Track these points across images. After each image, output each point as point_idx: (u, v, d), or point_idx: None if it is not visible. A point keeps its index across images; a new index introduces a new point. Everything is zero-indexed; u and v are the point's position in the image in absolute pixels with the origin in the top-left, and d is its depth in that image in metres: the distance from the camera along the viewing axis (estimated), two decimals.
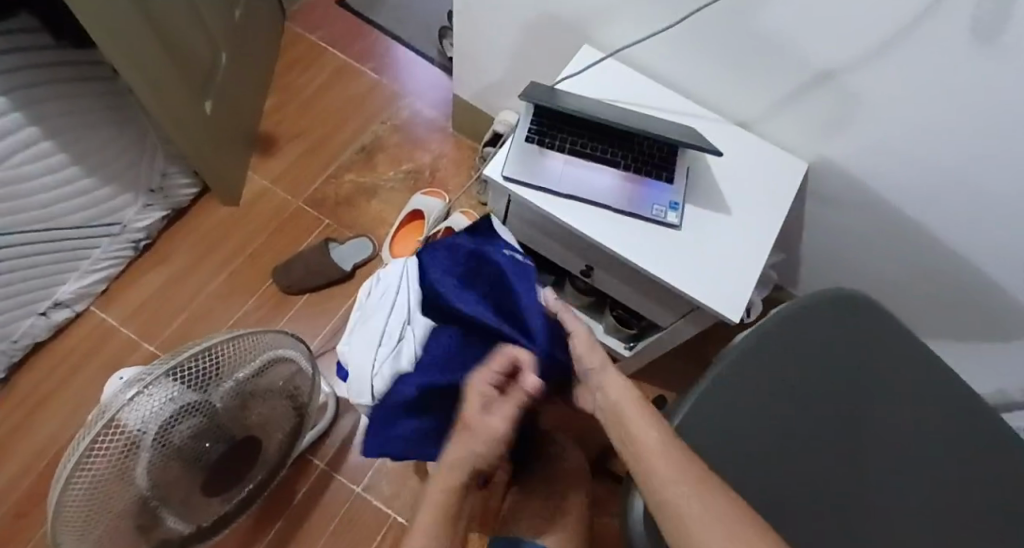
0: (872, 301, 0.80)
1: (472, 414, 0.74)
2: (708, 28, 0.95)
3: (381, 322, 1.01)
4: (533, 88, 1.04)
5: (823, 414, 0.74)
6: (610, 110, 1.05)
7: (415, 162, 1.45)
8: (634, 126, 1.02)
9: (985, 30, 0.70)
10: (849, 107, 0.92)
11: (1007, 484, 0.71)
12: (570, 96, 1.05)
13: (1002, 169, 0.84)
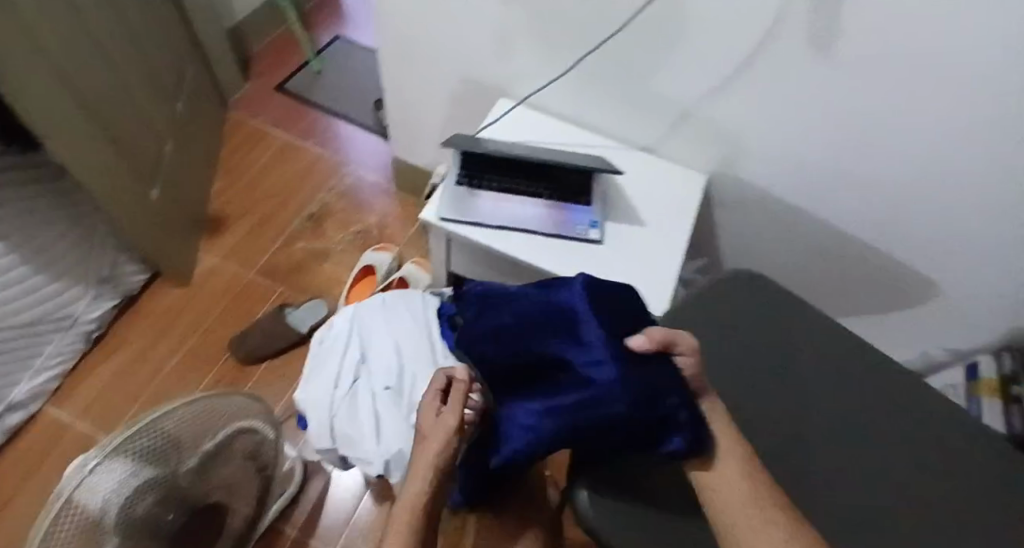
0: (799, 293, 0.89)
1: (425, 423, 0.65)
2: (604, 63, 1.05)
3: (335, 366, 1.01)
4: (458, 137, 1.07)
5: (759, 387, 0.79)
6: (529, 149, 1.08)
7: (363, 223, 1.50)
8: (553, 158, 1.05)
9: (819, 37, 0.84)
10: (735, 123, 1.02)
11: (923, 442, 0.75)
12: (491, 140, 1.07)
13: (872, 152, 0.93)
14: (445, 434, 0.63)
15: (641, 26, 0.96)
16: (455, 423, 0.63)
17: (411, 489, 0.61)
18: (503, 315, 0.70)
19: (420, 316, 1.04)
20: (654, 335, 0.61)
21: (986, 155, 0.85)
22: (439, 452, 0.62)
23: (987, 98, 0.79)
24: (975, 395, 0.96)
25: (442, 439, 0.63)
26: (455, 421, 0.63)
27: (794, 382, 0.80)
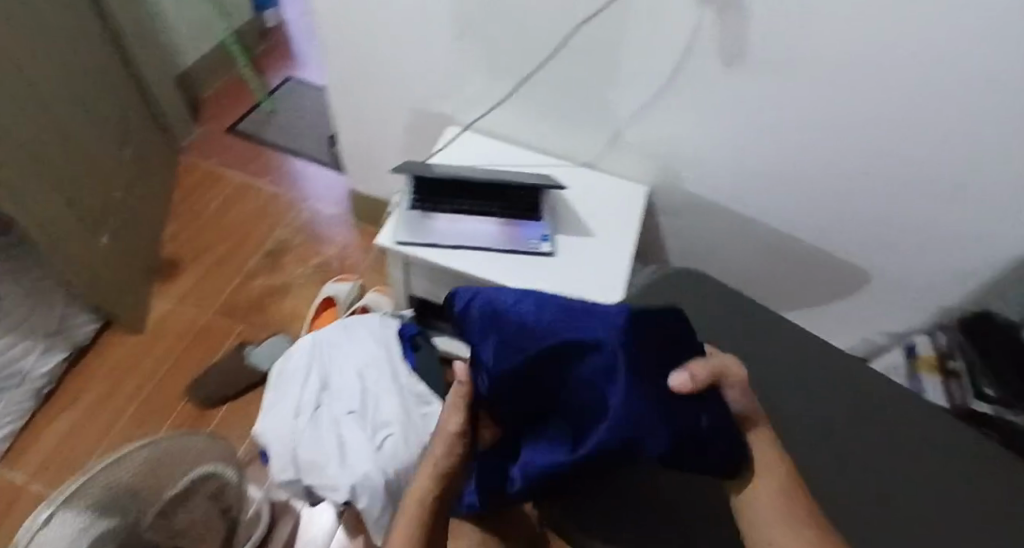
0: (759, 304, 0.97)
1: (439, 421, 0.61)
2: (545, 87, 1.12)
3: (296, 395, 1.01)
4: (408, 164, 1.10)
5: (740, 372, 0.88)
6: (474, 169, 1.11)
7: (323, 255, 1.48)
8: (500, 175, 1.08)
9: (732, 50, 0.91)
10: (671, 138, 1.08)
11: None
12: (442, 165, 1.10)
13: (796, 152, 1.00)
14: (448, 434, 0.59)
15: (568, 46, 1.03)
16: (460, 422, 0.59)
17: (415, 492, 0.57)
18: (523, 337, 0.57)
19: (379, 340, 1.06)
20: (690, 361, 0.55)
21: (897, 142, 0.91)
22: (442, 453, 0.59)
23: (889, 89, 0.86)
24: (916, 373, 1.01)
25: (445, 440, 0.59)
26: (457, 422, 0.59)
27: (769, 389, 0.86)
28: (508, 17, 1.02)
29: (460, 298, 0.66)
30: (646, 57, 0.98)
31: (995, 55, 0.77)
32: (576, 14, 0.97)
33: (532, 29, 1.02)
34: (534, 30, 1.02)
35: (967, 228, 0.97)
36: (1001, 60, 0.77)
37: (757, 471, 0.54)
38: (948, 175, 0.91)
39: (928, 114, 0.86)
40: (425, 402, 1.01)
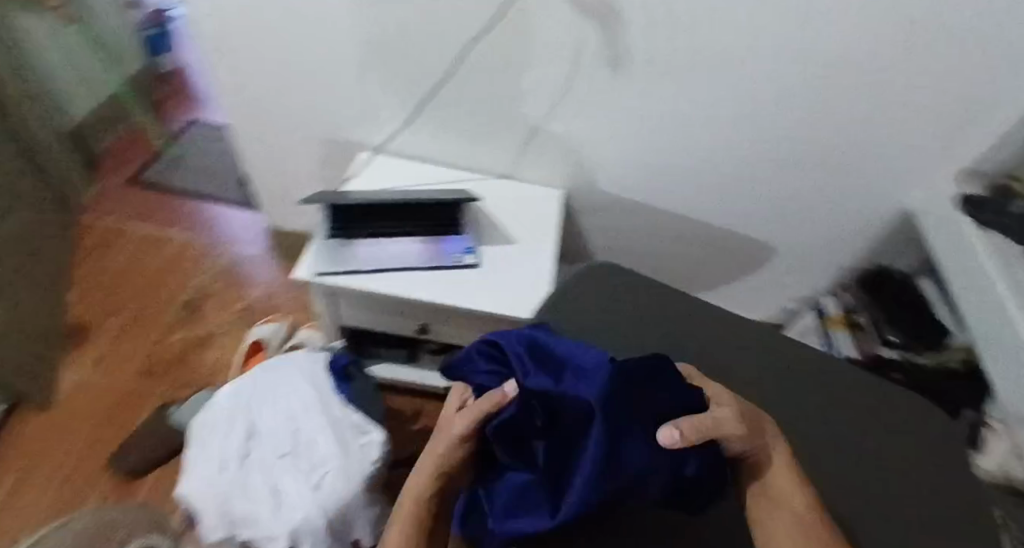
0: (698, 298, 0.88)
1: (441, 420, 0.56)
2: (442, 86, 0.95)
3: (223, 444, 0.83)
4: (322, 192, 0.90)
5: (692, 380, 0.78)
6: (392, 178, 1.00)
7: (244, 299, 1.43)
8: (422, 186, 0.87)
9: (614, 55, 0.85)
10: (580, 148, 1.00)
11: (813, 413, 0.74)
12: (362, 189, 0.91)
13: (697, 147, 0.96)
14: (452, 436, 0.53)
15: (451, 71, 0.92)
16: (467, 426, 0.52)
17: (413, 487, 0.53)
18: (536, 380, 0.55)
19: (316, 375, 0.89)
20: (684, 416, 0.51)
21: (792, 126, 0.90)
22: (443, 453, 0.53)
23: (780, 78, 0.84)
24: (827, 331, 1.09)
25: (450, 443, 0.53)
26: (463, 426, 0.52)
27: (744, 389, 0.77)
28: (379, 48, 0.91)
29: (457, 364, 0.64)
30: (537, 73, 0.89)
31: (868, 34, 0.77)
32: (456, 42, 0.88)
33: (411, 63, 0.92)
34: (412, 58, 0.91)
35: (859, 190, 0.98)
36: (875, 36, 0.77)
37: (770, 487, 0.51)
38: (838, 148, 0.92)
39: (816, 95, 0.85)
40: (365, 431, 0.85)
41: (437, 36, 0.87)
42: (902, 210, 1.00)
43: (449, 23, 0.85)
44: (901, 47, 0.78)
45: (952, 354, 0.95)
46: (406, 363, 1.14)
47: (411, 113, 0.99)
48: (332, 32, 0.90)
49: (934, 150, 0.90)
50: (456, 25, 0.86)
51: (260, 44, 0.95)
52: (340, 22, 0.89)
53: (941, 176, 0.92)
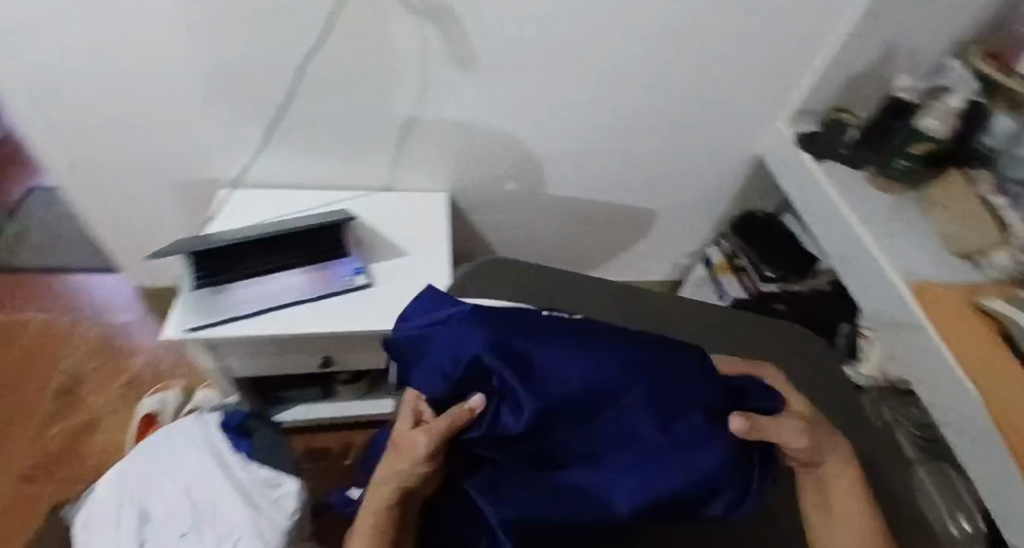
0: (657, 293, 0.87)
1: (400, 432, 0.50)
2: (292, 114, 0.87)
3: (112, 540, 0.74)
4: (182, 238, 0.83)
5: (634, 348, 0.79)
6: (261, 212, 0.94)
7: (129, 370, 1.30)
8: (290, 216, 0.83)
9: (462, 57, 0.82)
10: (449, 149, 0.98)
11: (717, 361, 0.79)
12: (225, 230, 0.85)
13: (563, 130, 0.97)
14: (412, 454, 0.47)
15: (297, 99, 0.85)
16: (425, 448, 0.47)
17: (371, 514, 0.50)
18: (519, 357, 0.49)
19: (209, 443, 0.81)
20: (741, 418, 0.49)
21: (647, 96, 0.93)
22: (401, 473, 0.48)
23: (627, 54, 0.85)
24: (716, 278, 1.19)
25: (408, 465, 0.48)
26: (422, 447, 0.47)
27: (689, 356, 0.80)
28: (209, 87, 0.82)
29: (408, 340, 0.56)
30: (388, 86, 0.85)
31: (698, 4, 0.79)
32: (295, 70, 0.81)
33: (251, 97, 0.84)
34: (251, 92, 0.84)
35: (718, 142, 1.04)
36: (705, 7, 0.80)
37: (833, 477, 0.51)
38: (693, 108, 0.96)
39: (663, 65, 0.88)
40: (276, 484, 0.79)
41: (272, 67, 0.81)
42: (757, 153, 1.07)
43: (282, 52, 0.79)
44: (728, 12, 0.81)
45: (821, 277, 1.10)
46: (321, 399, 1.09)
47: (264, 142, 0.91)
48: (149, 76, 0.81)
49: (775, 97, 0.96)
50: (290, 53, 0.79)
51: (65, 100, 0.83)
52: (156, 66, 0.79)
53: (784, 120, 0.99)
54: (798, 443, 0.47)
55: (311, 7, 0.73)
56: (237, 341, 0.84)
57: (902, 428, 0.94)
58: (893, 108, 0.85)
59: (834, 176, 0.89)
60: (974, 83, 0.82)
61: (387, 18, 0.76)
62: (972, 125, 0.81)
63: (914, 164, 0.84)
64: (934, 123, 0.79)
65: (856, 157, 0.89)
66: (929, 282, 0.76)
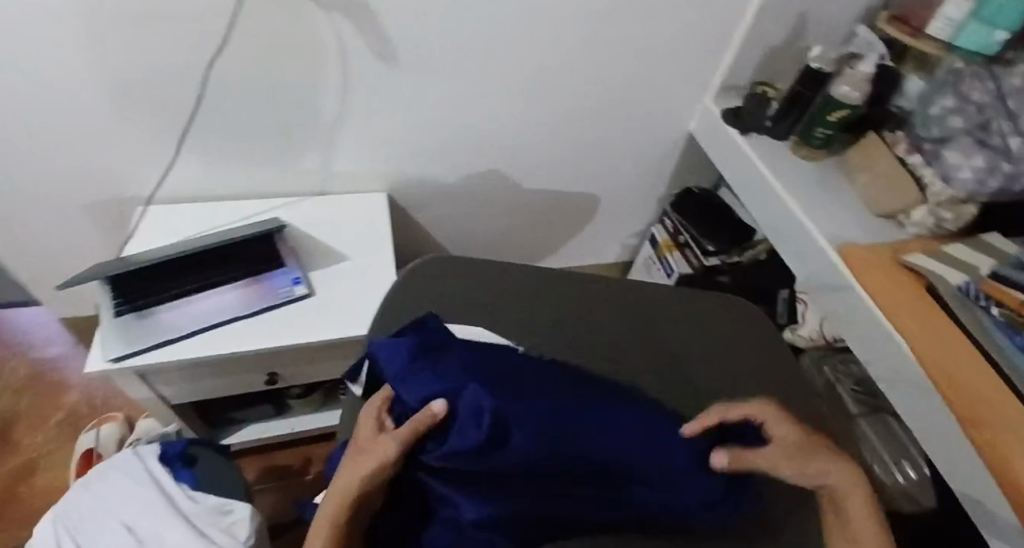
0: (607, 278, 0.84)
1: (364, 438, 0.52)
2: (209, 123, 0.83)
3: None
4: (100, 264, 0.80)
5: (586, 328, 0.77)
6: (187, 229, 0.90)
7: (64, 407, 1.21)
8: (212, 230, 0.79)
9: (382, 50, 0.80)
10: (381, 147, 0.95)
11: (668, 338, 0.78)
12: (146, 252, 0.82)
13: (495, 119, 0.96)
14: (381, 455, 0.49)
15: (211, 108, 0.81)
16: (389, 448, 0.49)
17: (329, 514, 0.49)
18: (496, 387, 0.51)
19: (148, 477, 0.77)
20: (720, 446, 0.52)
21: (576, 80, 0.93)
22: (366, 472, 0.49)
23: (550, 38, 0.85)
24: (662, 256, 1.22)
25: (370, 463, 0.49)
26: (386, 446, 0.49)
27: (642, 334, 0.78)
28: (112, 100, 0.77)
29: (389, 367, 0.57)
30: (308, 86, 0.82)
31: None
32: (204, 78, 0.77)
33: (161, 110, 0.80)
34: (159, 105, 0.79)
35: (649, 121, 1.05)
36: None
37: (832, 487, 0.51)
38: (622, 88, 0.97)
39: (588, 48, 0.88)
40: (227, 511, 0.77)
41: (179, 77, 0.76)
42: (689, 130, 1.09)
43: (187, 60, 0.74)
44: None
45: (757, 247, 1.13)
46: (274, 416, 1.05)
47: (181, 153, 0.87)
48: (43, 94, 0.75)
49: (700, 74, 0.98)
50: (196, 61, 0.75)
51: None
52: (51, 83, 0.74)
53: (712, 96, 1.01)
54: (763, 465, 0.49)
55: (211, 9, 0.69)
56: (171, 366, 0.80)
57: (843, 385, 1.01)
58: (807, 78, 0.86)
59: (760, 151, 0.92)
60: (879, 46, 0.82)
61: (296, 15, 0.72)
62: (881, 88, 0.87)
63: (833, 131, 0.87)
64: (847, 90, 0.82)
65: (779, 129, 0.93)
66: (855, 244, 0.80)
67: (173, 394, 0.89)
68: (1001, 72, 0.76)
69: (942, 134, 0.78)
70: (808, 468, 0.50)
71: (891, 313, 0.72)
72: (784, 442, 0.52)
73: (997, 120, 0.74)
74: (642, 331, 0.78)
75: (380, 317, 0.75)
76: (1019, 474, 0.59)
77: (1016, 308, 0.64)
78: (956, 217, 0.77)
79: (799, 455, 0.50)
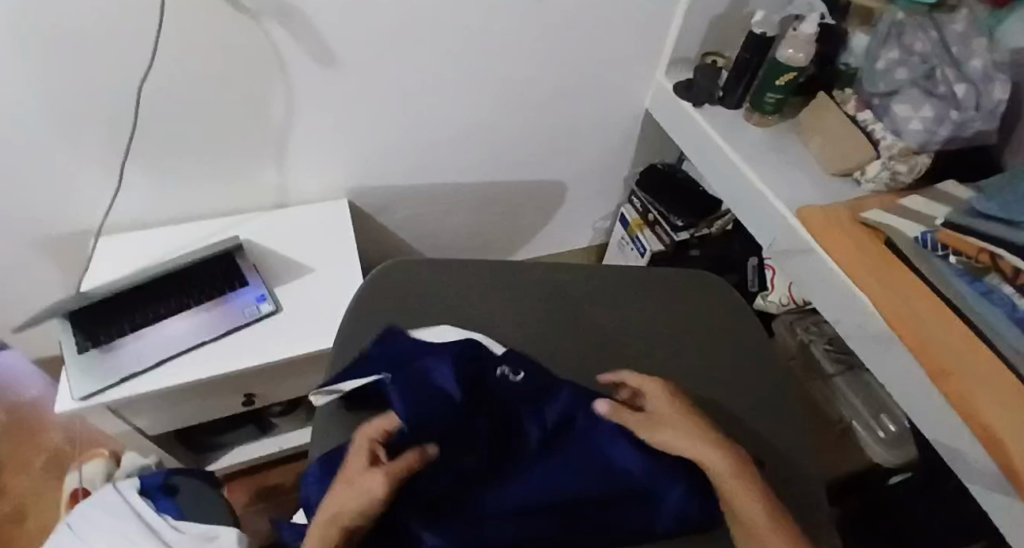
0: (570, 266, 0.83)
1: (357, 470, 0.51)
2: (155, 147, 0.81)
3: None
4: (57, 303, 0.79)
5: (556, 320, 0.77)
6: (145, 257, 0.88)
7: (47, 448, 1.18)
8: (167, 257, 0.79)
9: (322, 56, 0.79)
10: (334, 154, 0.94)
11: (639, 319, 0.78)
12: (102, 285, 0.81)
13: (447, 114, 0.95)
14: (369, 491, 0.48)
15: (152, 134, 0.79)
16: (383, 487, 0.48)
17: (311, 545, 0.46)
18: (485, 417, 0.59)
19: (129, 514, 0.76)
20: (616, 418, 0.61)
21: (524, 68, 0.92)
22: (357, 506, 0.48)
23: (491, 27, 0.84)
24: (633, 235, 1.21)
25: (362, 498, 0.48)
26: (380, 486, 0.48)
27: (613, 319, 0.78)
28: (48, 136, 0.75)
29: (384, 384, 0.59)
30: (250, 98, 0.80)
31: None
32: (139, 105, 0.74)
33: (99, 142, 0.77)
34: (96, 136, 0.77)
35: (604, 100, 1.04)
36: None
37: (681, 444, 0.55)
38: (572, 72, 0.96)
39: (533, 33, 0.87)
40: (212, 537, 0.75)
41: (112, 105, 0.74)
42: (645, 108, 1.09)
43: (118, 87, 0.72)
44: None
45: (724, 218, 1.15)
46: (257, 436, 1.04)
47: (128, 181, 0.85)
48: None
49: (648, 50, 0.97)
50: (128, 87, 0.72)
51: None
52: None
53: (662, 72, 1.01)
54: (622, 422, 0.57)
55: (134, 32, 0.67)
56: (142, 397, 0.79)
57: (816, 345, 1.02)
58: (752, 44, 0.86)
59: (715, 123, 0.93)
60: (820, 6, 0.83)
61: (225, 29, 0.71)
62: (829, 48, 0.89)
63: (782, 96, 0.88)
64: (791, 52, 0.83)
65: (731, 98, 0.94)
66: (812, 206, 0.80)
67: (149, 425, 0.87)
68: (944, 19, 0.76)
69: (889, 88, 0.79)
70: (673, 437, 0.55)
71: (853, 273, 0.72)
72: (658, 417, 0.57)
73: (942, 68, 0.74)
74: (629, 315, 0.79)
75: (349, 325, 0.74)
76: (988, 417, 0.60)
77: (973, 254, 0.65)
78: (910, 168, 0.78)
79: (668, 428, 0.56)
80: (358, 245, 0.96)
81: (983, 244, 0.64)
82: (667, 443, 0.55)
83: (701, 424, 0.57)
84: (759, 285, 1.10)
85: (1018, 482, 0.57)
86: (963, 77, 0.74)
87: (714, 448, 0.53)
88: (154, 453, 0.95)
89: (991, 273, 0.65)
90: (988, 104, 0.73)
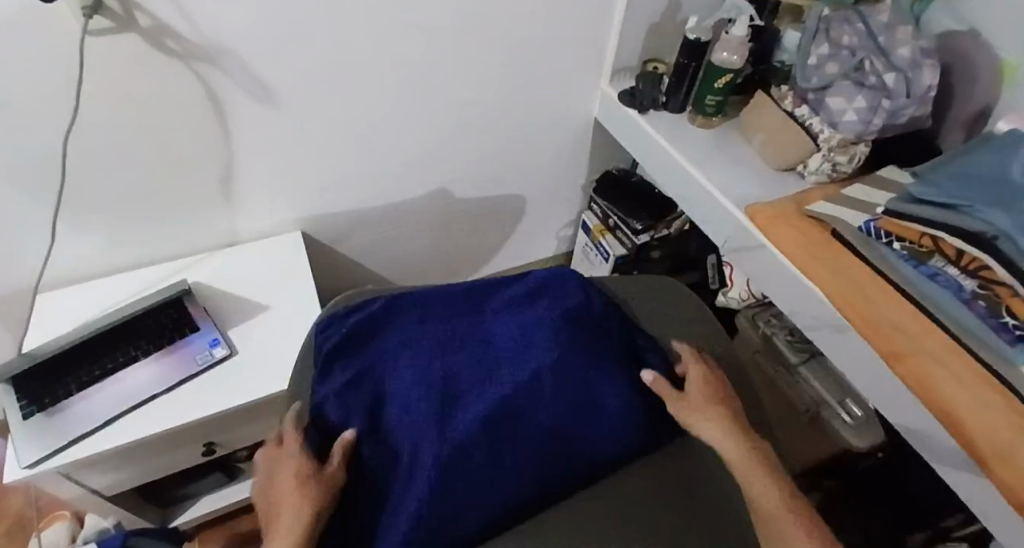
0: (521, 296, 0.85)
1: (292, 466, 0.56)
2: (88, 197, 0.78)
3: None
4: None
5: None
6: (91, 310, 0.85)
7: (4, 516, 1.11)
8: (106, 312, 0.76)
9: (259, 93, 0.77)
10: (283, 187, 0.92)
11: None
12: (44, 346, 0.78)
13: (393, 138, 0.94)
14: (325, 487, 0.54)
15: (84, 181, 0.76)
16: (339, 466, 0.56)
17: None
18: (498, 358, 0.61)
19: None
20: (658, 386, 0.63)
21: (469, 88, 0.92)
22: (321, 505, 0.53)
23: (428, 56, 0.84)
24: (595, 242, 1.23)
25: (326, 482, 0.54)
26: (337, 465, 0.56)
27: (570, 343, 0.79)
28: None
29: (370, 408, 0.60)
30: (189, 139, 0.78)
31: None
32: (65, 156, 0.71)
33: (25, 195, 0.74)
34: (21, 191, 0.73)
35: (552, 112, 1.05)
36: None
37: (740, 448, 0.58)
38: (518, 87, 0.96)
39: (473, 53, 0.87)
40: None
41: (35, 154, 0.70)
42: (594, 116, 1.09)
43: (40, 138, 0.68)
44: None
45: (679, 219, 1.16)
46: (224, 484, 1.00)
47: (61, 232, 0.81)
48: None
49: (590, 61, 0.98)
50: (51, 136, 0.69)
51: None
52: None
53: (607, 81, 1.02)
54: (660, 386, 0.63)
55: (52, 83, 0.64)
56: (97, 459, 0.75)
57: (777, 336, 1.01)
58: (688, 49, 0.88)
59: (660, 128, 0.94)
60: (748, 7, 0.85)
61: (154, 72, 0.68)
62: (761, 45, 0.92)
63: (722, 96, 0.90)
64: (726, 56, 0.86)
65: (674, 103, 0.95)
66: (759, 203, 0.81)
67: (110, 485, 0.84)
68: (869, 11, 0.79)
69: (821, 83, 0.80)
70: (716, 430, 0.60)
71: (803, 267, 0.74)
72: (695, 397, 0.63)
73: (870, 59, 0.77)
74: None
75: (300, 361, 0.71)
76: (946, 398, 0.61)
77: (915, 239, 0.66)
78: (849, 158, 0.79)
79: (704, 416, 0.61)
80: (312, 279, 0.93)
81: (926, 230, 0.65)
82: (719, 438, 0.60)
83: (727, 413, 0.62)
84: (718, 282, 1.18)
85: (979, 458, 0.59)
86: (891, 66, 0.76)
87: (731, 441, 0.59)
88: (114, 515, 0.90)
89: (935, 257, 0.66)
90: (919, 90, 0.75)
